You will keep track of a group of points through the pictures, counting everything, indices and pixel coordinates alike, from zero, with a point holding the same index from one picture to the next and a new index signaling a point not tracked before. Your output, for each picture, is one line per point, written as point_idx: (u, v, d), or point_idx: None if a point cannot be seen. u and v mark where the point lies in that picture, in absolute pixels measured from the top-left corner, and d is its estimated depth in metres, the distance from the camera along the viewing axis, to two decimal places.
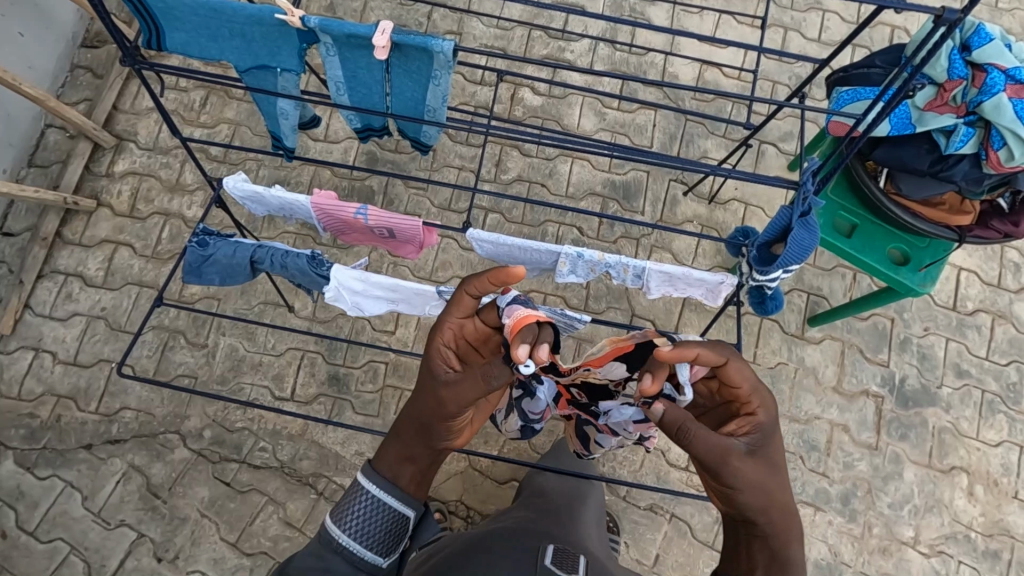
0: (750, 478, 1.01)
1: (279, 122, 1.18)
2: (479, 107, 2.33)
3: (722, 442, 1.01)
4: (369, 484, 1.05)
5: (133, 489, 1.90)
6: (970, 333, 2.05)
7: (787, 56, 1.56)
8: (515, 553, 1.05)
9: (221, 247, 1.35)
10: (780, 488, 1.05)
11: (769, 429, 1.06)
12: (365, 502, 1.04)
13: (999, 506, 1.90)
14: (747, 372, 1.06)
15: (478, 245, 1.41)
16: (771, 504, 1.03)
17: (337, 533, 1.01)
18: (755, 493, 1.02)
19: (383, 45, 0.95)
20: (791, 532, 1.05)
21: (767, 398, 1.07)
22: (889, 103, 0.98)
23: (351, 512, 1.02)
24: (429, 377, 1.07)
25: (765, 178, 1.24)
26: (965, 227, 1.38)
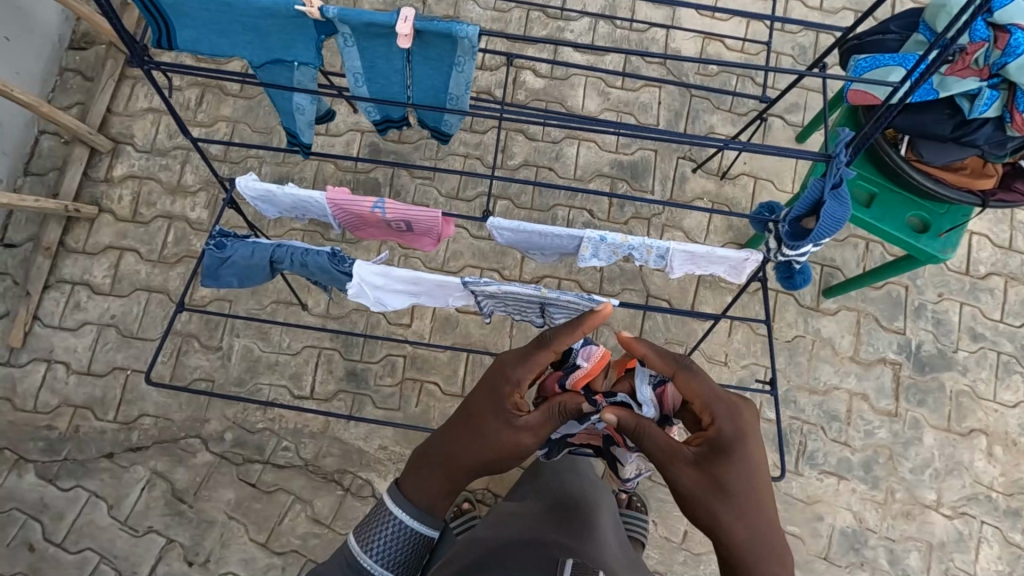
0: (694, 490, 0.98)
1: (294, 117, 1.14)
2: (481, 93, 2.30)
3: (665, 447, 1.00)
4: (399, 513, 1.01)
5: (158, 495, 1.89)
6: (983, 296, 2.07)
7: (798, 25, 1.54)
8: (536, 567, 1.03)
9: (238, 248, 1.33)
10: (736, 509, 0.96)
11: (725, 443, 0.98)
12: (393, 528, 1.00)
13: (1017, 465, 1.93)
14: (700, 385, 1.04)
15: (497, 234, 1.40)
16: (722, 522, 0.95)
17: (363, 557, 0.99)
18: (701, 507, 0.97)
19: (405, 33, 0.92)
20: (755, 558, 0.95)
21: (726, 413, 1.01)
22: (922, 74, 0.96)
23: (378, 537, 0.99)
24: (500, 423, 1.04)
25: (796, 151, 1.20)
26: (988, 191, 1.38)
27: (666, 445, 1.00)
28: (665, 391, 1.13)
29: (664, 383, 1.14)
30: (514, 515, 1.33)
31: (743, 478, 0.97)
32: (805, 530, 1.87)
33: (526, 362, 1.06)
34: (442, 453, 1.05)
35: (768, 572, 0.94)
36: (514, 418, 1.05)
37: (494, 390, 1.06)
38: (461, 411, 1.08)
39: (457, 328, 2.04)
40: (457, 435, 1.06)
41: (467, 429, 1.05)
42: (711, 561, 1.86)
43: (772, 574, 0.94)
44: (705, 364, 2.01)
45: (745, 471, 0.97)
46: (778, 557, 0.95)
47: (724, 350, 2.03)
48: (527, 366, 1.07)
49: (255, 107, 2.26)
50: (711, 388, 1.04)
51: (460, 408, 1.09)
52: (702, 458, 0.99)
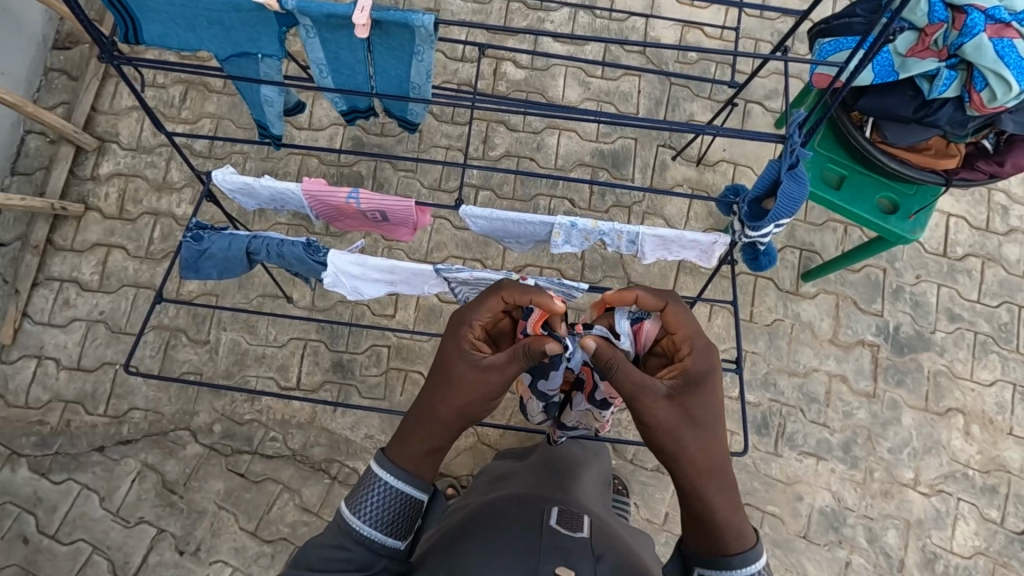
0: (664, 418, 1.01)
1: (264, 109, 1.17)
2: (462, 85, 2.32)
3: (642, 378, 1.02)
4: (386, 476, 1.02)
5: (149, 487, 1.93)
6: (961, 278, 2.09)
7: (768, 11, 1.55)
8: (524, 518, 1.07)
9: (215, 241, 1.36)
10: (702, 439, 1.01)
11: (697, 377, 1.02)
12: (382, 492, 1.01)
13: (994, 443, 1.96)
14: (685, 320, 1.07)
15: (471, 222, 1.43)
16: (685, 452, 1.00)
17: (353, 521, 1.00)
18: (669, 437, 1.01)
19: (363, 23, 0.94)
20: (712, 485, 0.99)
21: (702, 350, 1.05)
22: (867, 52, 0.99)
23: (367, 502, 1.00)
24: (468, 371, 1.07)
25: (753, 133, 1.22)
26: (951, 170, 1.40)
27: (642, 375, 1.02)
28: (642, 328, 1.13)
29: (643, 319, 1.14)
30: (501, 479, 1.37)
31: (710, 412, 1.01)
32: (785, 510, 1.90)
33: (476, 307, 1.11)
34: (416, 412, 1.08)
35: (723, 500, 0.98)
36: (481, 364, 1.07)
37: (457, 343, 1.09)
38: (432, 371, 1.11)
39: (440, 318, 2.07)
40: (426, 390, 1.10)
41: (440, 386, 1.08)
42: None
43: (730, 505, 0.99)
44: None
45: (712, 405, 1.02)
46: (732, 488, 1.01)
47: (704, 335, 2.06)
48: (479, 312, 1.11)
49: (239, 103, 2.28)
50: (694, 324, 1.07)
51: (432, 367, 1.11)
52: (677, 392, 1.02)
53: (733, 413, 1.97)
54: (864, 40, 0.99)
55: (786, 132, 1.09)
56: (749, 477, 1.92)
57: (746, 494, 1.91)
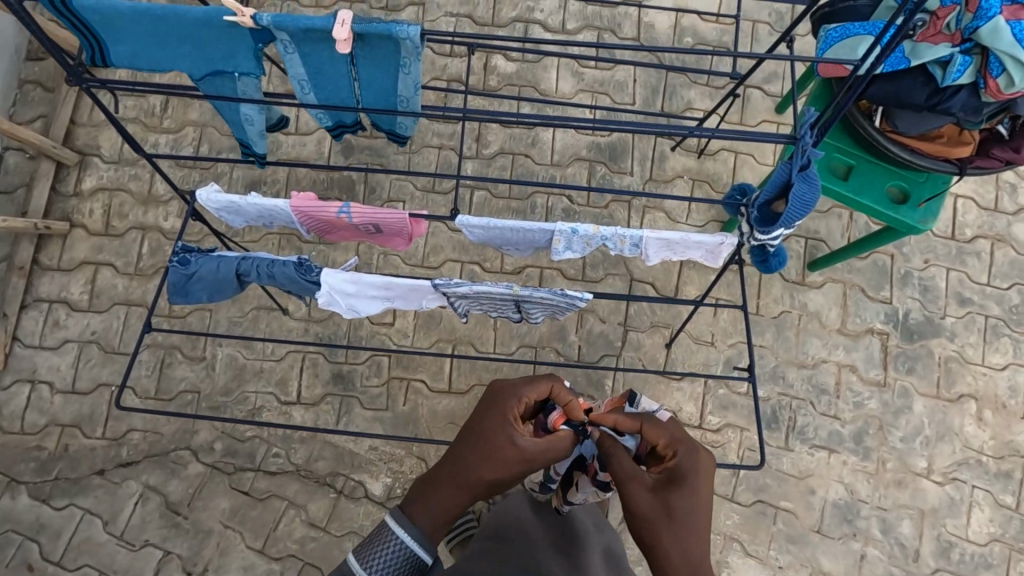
0: (643, 511, 1.02)
1: (245, 128, 1.10)
2: (452, 80, 2.25)
3: (627, 469, 1.06)
4: (403, 535, 1.01)
5: (152, 509, 1.90)
6: (970, 260, 2.05)
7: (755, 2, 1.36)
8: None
9: (203, 263, 1.31)
10: (679, 535, 1.00)
11: (679, 475, 1.04)
12: (395, 549, 1.01)
13: (1008, 428, 1.93)
14: (666, 428, 1.10)
15: (468, 232, 1.38)
16: (664, 544, 1.00)
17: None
18: (651, 532, 1.02)
19: (344, 37, 0.87)
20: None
21: (686, 451, 1.07)
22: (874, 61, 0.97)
23: (378, 555, 1.00)
24: (502, 438, 1.06)
25: (756, 133, 1.09)
26: (964, 158, 1.33)
27: (629, 470, 1.06)
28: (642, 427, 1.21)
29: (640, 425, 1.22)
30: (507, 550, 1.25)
31: (693, 510, 1.02)
32: (799, 504, 1.87)
33: (529, 384, 1.12)
34: (450, 471, 1.07)
35: None
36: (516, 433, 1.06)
37: (494, 408, 1.10)
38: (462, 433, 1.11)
39: (440, 323, 2.03)
40: (460, 450, 1.08)
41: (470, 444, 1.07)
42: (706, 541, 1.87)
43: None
44: (692, 344, 2.01)
45: (695, 506, 1.02)
46: None
47: (710, 330, 2.02)
48: (530, 388, 1.12)
49: None
50: (674, 429, 1.10)
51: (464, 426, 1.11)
52: (659, 485, 1.04)
53: (743, 409, 1.94)
54: (882, 34, 0.94)
55: (797, 133, 1.04)
56: (760, 473, 1.89)
57: (758, 489, 1.88)
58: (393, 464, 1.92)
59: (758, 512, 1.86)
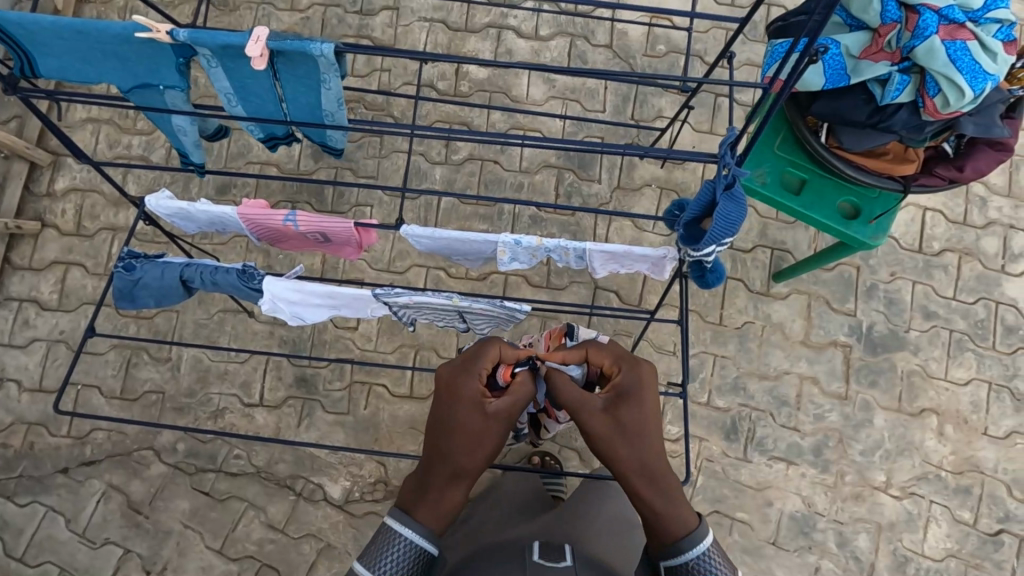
0: (600, 434, 1.03)
1: (180, 139, 1.12)
2: (424, 86, 2.26)
3: (575, 395, 1.05)
4: (408, 534, 1.00)
5: (114, 508, 1.92)
6: (937, 273, 2.04)
7: (702, 19, 1.35)
8: (505, 559, 1.08)
9: (148, 270, 1.32)
10: (637, 446, 1.03)
11: (627, 391, 1.05)
12: (402, 548, 1.00)
13: (969, 443, 1.92)
14: (607, 350, 1.10)
15: (414, 241, 1.39)
16: (620, 456, 1.03)
17: None
18: (607, 447, 1.03)
19: (259, 54, 0.89)
20: (646, 485, 1.03)
21: (628, 365, 1.08)
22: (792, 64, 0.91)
23: (385, 556, 0.99)
24: (480, 421, 1.02)
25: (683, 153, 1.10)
26: (908, 176, 1.32)
27: (578, 395, 1.05)
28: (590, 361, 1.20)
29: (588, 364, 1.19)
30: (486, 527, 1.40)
31: (643, 419, 1.04)
32: (755, 516, 1.87)
33: (473, 367, 1.06)
34: (443, 469, 1.02)
35: (664, 495, 1.03)
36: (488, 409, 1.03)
37: (462, 396, 1.03)
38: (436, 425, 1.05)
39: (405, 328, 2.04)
40: (443, 447, 1.02)
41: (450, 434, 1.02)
42: None
43: (669, 498, 1.03)
44: (655, 354, 2.01)
45: (645, 414, 1.05)
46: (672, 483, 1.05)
47: (673, 339, 2.02)
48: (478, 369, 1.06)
49: None
50: (614, 348, 1.11)
51: (435, 415, 1.06)
52: (609, 404, 1.05)
53: (703, 419, 1.94)
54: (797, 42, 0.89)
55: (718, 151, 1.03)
56: (717, 484, 1.89)
57: (715, 500, 1.88)
58: (352, 468, 1.93)
59: (714, 523, 1.87)
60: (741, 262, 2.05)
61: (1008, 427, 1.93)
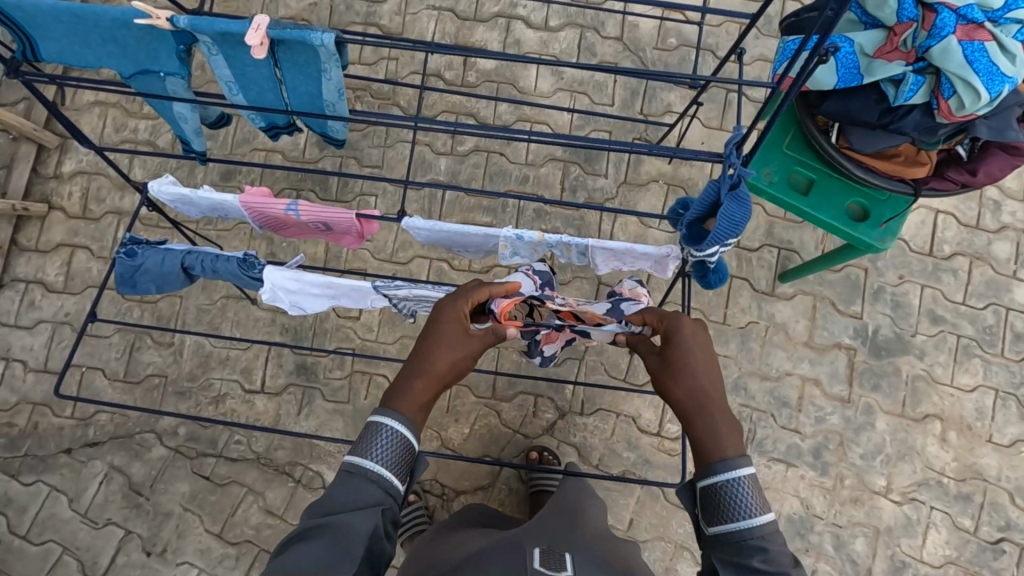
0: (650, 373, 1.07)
1: (180, 126, 1.11)
2: (430, 75, 2.24)
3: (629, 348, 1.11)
4: (394, 418, 1.01)
5: (116, 489, 1.94)
6: (945, 277, 2.01)
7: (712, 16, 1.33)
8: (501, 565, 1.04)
9: (149, 256, 1.32)
10: (684, 377, 1.03)
11: (670, 334, 1.06)
12: (388, 436, 0.99)
13: (971, 450, 1.90)
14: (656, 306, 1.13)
15: (416, 233, 1.38)
16: (668, 389, 1.04)
17: (365, 466, 0.97)
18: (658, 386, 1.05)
19: (259, 43, 0.88)
20: (695, 413, 1.01)
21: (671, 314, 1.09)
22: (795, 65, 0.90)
23: (374, 445, 0.99)
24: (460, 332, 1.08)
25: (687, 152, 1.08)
26: (920, 179, 1.30)
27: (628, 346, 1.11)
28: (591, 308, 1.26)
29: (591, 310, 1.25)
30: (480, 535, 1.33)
31: (691, 355, 1.04)
32: None
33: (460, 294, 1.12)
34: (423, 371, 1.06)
35: (716, 424, 0.99)
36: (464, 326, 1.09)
37: (447, 310, 1.10)
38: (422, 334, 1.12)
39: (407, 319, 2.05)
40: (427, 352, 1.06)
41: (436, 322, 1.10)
42: (656, 548, 1.87)
43: (713, 423, 0.99)
44: None
45: (692, 348, 1.04)
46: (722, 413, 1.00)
47: None
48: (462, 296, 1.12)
49: None
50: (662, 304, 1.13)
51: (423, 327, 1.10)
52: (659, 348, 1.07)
53: None
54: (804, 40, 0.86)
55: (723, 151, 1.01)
56: None
57: None
58: None
59: None
60: (746, 261, 2.03)
61: (1013, 435, 1.91)
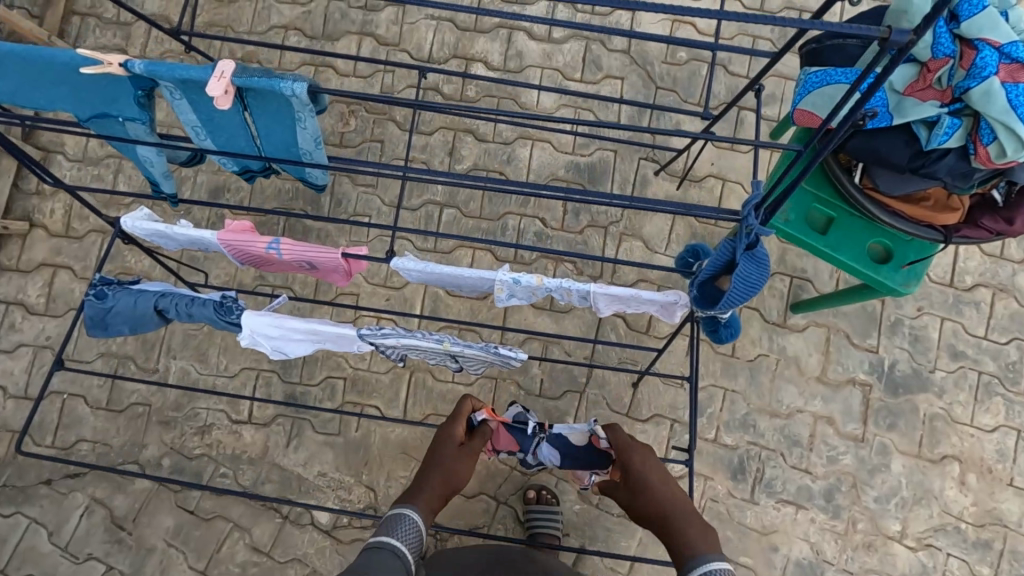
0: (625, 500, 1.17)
1: (147, 169, 1.02)
2: (428, 89, 2.14)
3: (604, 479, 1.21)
4: (414, 515, 1.12)
5: (97, 522, 1.87)
6: (967, 310, 1.90)
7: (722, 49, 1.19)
8: None
9: (120, 298, 1.24)
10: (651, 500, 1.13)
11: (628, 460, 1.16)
12: (409, 523, 1.10)
13: (991, 494, 1.81)
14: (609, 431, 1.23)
15: (406, 274, 1.29)
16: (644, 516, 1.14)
17: (388, 542, 1.07)
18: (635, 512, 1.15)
19: (223, 93, 0.78)
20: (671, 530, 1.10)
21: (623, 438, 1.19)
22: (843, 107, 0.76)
23: (396, 527, 1.09)
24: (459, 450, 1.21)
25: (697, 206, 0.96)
26: (951, 226, 1.21)
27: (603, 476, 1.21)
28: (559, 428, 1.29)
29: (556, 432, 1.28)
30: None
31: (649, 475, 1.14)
32: (759, 561, 1.79)
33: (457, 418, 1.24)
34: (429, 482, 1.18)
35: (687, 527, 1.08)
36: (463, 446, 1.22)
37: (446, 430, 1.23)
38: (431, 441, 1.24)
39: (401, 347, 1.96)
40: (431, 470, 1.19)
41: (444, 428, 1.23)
42: None
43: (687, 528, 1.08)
44: (660, 385, 1.90)
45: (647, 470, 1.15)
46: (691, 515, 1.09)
47: (681, 370, 1.91)
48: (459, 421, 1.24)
49: None
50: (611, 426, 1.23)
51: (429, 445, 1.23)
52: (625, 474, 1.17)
53: (708, 456, 1.84)
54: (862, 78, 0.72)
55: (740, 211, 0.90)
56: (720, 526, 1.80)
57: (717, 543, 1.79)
58: (341, 492, 1.87)
59: None
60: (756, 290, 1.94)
61: None
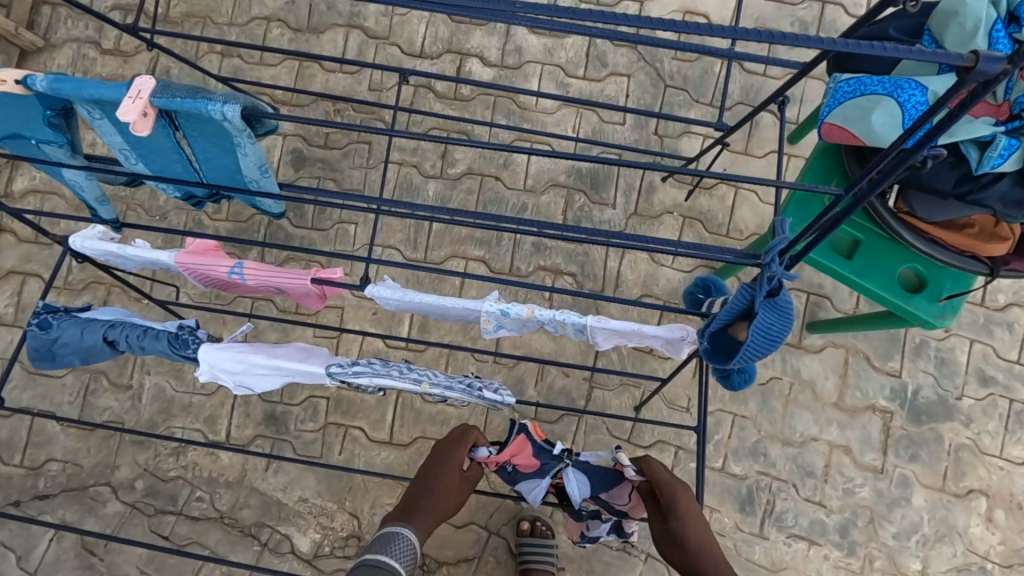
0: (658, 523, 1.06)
1: (81, 194, 0.90)
2: (420, 86, 2.00)
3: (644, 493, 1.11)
4: (411, 534, 1.00)
5: (68, 547, 1.77)
6: (999, 332, 1.76)
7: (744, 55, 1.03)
8: None
9: (66, 328, 1.12)
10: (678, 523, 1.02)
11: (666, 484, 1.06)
12: (405, 542, 0.99)
13: (1020, 533, 1.68)
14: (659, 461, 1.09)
15: (384, 302, 1.16)
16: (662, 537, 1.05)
17: (387, 557, 0.96)
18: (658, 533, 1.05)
19: (140, 116, 0.65)
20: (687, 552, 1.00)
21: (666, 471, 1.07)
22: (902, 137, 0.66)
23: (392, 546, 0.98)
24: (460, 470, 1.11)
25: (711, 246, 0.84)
26: (999, 258, 1.07)
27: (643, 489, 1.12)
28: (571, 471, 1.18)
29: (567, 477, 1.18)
30: None
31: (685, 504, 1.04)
32: None
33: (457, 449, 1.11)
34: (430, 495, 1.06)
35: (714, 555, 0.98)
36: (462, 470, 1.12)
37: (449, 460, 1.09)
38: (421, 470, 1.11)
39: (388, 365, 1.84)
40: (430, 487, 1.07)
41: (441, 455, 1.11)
42: None
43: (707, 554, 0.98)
44: (665, 410, 1.78)
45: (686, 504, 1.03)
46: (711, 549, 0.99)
47: (687, 394, 1.78)
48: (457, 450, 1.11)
49: None
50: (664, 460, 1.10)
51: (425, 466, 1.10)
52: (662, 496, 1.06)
53: (715, 487, 1.72)
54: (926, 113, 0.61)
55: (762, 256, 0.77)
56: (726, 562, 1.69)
57: None
58: (322, 519, 1.76)
59: None
60: None
61: None
